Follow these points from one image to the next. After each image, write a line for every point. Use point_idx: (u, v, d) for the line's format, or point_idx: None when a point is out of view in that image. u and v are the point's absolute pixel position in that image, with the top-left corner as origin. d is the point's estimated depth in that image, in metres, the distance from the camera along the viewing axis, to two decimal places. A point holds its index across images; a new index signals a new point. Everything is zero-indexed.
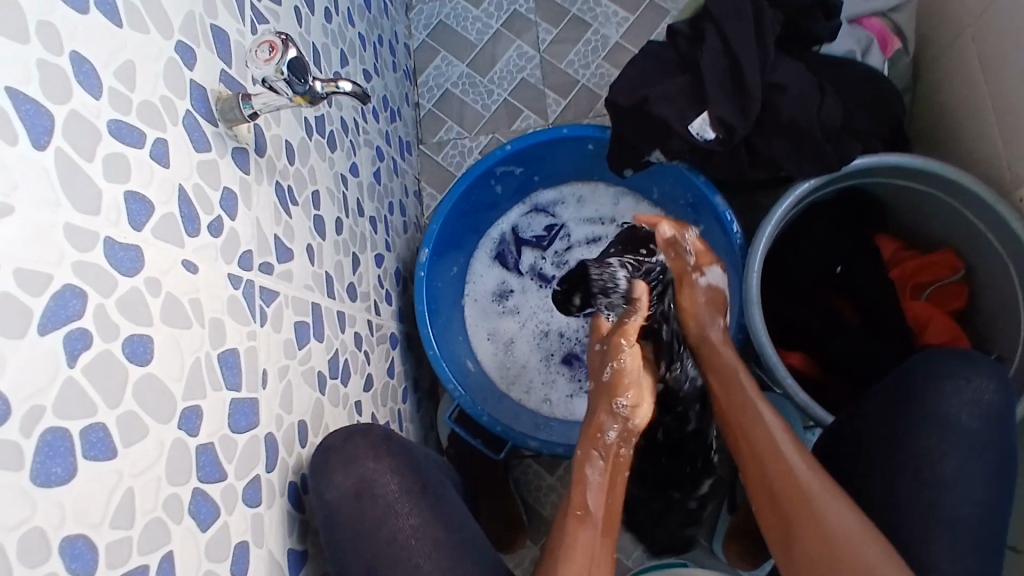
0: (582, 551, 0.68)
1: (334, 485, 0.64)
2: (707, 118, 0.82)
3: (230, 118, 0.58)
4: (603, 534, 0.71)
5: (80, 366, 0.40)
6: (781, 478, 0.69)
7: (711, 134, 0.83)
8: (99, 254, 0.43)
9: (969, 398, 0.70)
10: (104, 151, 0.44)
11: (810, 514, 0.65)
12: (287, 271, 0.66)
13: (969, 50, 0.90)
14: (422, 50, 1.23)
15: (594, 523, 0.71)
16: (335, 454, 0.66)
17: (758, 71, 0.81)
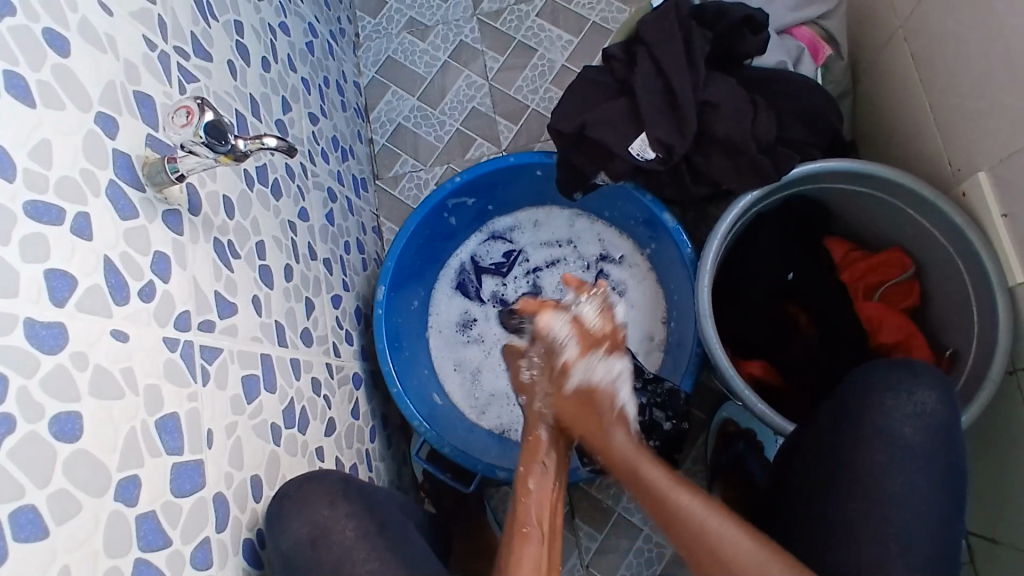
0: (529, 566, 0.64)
1: (289, 534, 0.65)
2: (646, 139, 0.83)
3: (157, 181, 0.58)
4: (548, 550, 0.66)
5: (6, 450, 0.41)
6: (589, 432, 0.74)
7: (651, 154, 0.84)
8: (20, 335, 0.43)
9: (910, 411, 0.73)
10: (19, 233, 0.45)
11: (676, 507, 0.63)
12: (230, 326, 0.66)
13: (902, 50, 0.92)
14: (373, 86, 1.24)
15: (536, 539, 0.66)
16: (290, 503, 0.66)
17: (692, 90, 0.83)
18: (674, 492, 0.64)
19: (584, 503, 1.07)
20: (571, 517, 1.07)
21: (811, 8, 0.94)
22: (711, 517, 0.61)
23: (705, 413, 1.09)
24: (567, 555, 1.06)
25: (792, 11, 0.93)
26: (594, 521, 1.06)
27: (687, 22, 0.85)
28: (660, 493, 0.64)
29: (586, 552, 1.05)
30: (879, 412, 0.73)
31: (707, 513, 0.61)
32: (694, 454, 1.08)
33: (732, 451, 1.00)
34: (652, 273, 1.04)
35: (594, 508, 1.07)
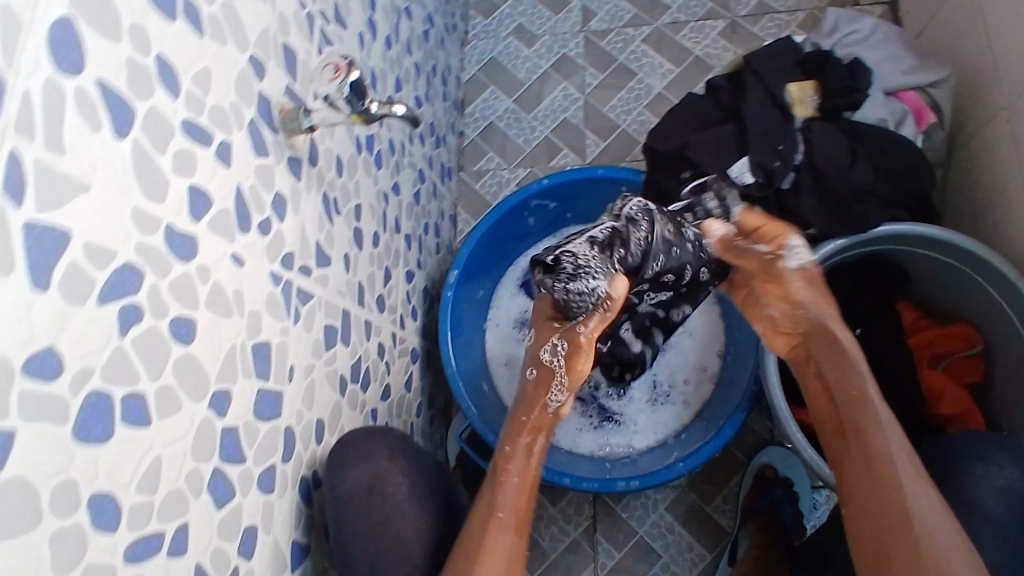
0: (494, 551, 0.69)
1: (347, 478, 0.68)
2: (747, 164, 0.87)
3: (291, 128, 0.62)
4: (515, 535, 0.72)
5: (131, 337, 0.43)
6: (833, 368, 0.75)
7: (750, 179, 0.87)
8: (160, 239, 0.46)
9: (996, 482, 0.77)
10: (175, 146, 0.48)
11: (895, 497, 0.64)
12: (323, 276, 0.70)
13: (1003, 130, 0.92)
14: (473, 83, 1.28)
15: (505, 523, 0.72)
16: (352, 450, 0.70)
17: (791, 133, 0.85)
18: (901, 486, 0.65)
19: (608, 519, 1.07)
20: (592, 530, 1.07)
21: (919, 76, 0.95)
22: (926, 522, 0.62)
23: (743, 454, 1.09)
24: (582, 568, 1.06)
25: (901, 75, 0.95)
26: (614, 540, 1.06)
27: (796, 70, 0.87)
28: (871, 430, 0.69)
29: (602, 568, 1.05)
30: (962, 478, 0.78)
31: (924, 516, 0.63)
32: (727, 493, 1.07)
33: (769, 495, 1.01)
34: (716, 306, 1.06)
35: (616, 526, 1.07)
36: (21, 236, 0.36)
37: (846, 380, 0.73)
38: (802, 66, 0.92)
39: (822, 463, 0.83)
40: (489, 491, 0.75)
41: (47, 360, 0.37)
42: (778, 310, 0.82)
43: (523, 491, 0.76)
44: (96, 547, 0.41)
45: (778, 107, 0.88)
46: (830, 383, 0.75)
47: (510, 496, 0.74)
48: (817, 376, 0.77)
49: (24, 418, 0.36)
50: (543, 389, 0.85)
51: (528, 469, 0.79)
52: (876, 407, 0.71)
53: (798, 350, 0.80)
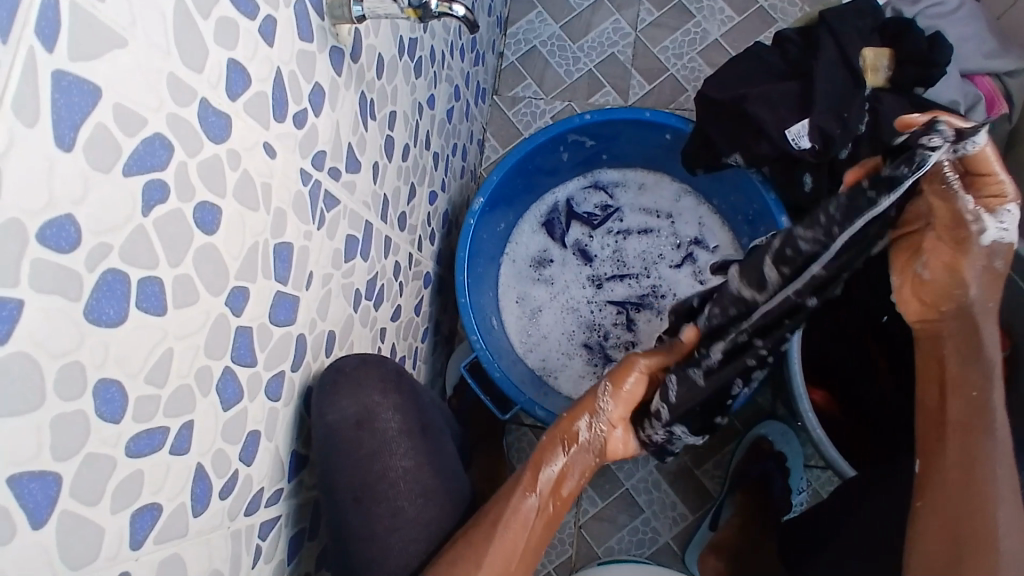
0: (522, 518, 0.70)
1: (337, 408, 0.63)
2: (806, 125, 0.80)
3: (337, 15, 0.57)
4: (542, 519, 0.72)
5: (153, 217, 0.40)
6: (956, 361, 0.66)
7: (806, 143, 0.81)
8: (194, 113, 0.42)
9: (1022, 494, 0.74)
10: (218, 13, 0.43)
11: (987, 509, 0.62)
12: (351, 183, 0.65)
13: None
14: (520, 1, 1.20)
15: (537, 508, 0.71)
16: (342, 380, 0.64)
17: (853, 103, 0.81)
18: (992, 502, 0.63)
19: (596, 468, 1.07)
20: None
21: (998, 61, 0.89)
22: (1006, 542, 0.61)
23: (741, 425, 1.08)
24: (564, 511, 1.06)
25: (982, 57, 0.89)
26: (600, 488, 1.06)
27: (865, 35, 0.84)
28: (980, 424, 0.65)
29: (583, 514, 1.06)
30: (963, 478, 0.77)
31: (1006, 539, 0.61)
32: (719, 460, 1.07)
33: (761, 467, 0.99)
34: None
35: (604, 476, 1.07)
36: (48, 84, 0.32)
37: (970, 379, 0.66)
38: (880, 31, 0.86)
39: (829, 448, 0.82)
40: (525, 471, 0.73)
41: (64, 228, 0.34)
42: (932, 272, 0.63)
43: (555, 490, 0.73)
44: (97, 436, 0.38)
45: (849, 71, 0.82)
46: (948, 376, 0.67)
47: (543, 479, 0.72)
48: (932, 350, 0.68)
49: (38, 289, 0.33)
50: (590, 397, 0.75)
51: (570, 463, 0.74)
52: (993, 424, 0.65)
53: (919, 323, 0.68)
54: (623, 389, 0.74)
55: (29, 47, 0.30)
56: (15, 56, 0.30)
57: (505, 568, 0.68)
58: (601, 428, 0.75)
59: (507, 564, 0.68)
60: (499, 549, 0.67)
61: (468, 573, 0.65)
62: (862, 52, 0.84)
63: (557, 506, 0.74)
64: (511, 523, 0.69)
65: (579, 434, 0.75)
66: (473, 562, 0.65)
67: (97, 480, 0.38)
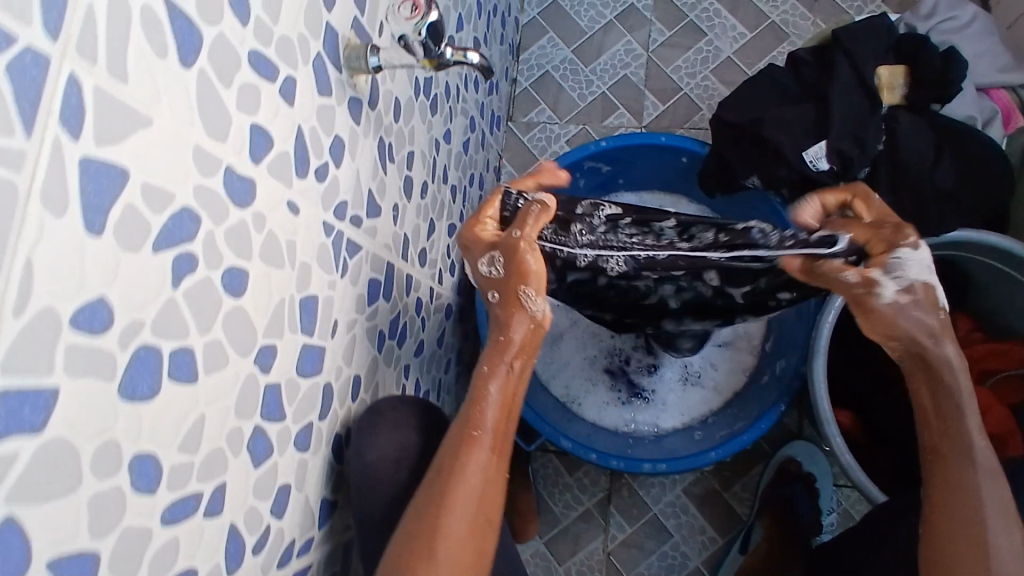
0: (475, 470, 0.62)
1: (376, 446, 0.65)
2: (824, 147, 0.81)
3: (355, 67, 0.58)
4: (494, 456, 0.64)
5: (183, 288, 0.40)
6: (942, 404, 0.63)
7: (824, 165, 0.81)
8: (219, 181, 0.42)
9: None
10: (240, 81, 0.44)
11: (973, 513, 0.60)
12: (372, 227, 0.66)
13: None
14: (531, 27, 1.20)
15: (488, 446, 0.63)
16: (382, 420, 0.67)
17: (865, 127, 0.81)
18: (984, 525, 0.59)
19: (623, 493, 1.06)
20: (606, 503, 1.06)
21: (1013, 74, 0.90)
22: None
23: (769, 446, 1.07)
24: (592, 537, 1.05)
25: (996, 71, 0.90)
26: (628, 514, 1.06)
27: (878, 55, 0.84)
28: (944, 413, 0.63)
29: (612, 540, 1.05)
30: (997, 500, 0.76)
31: (998, 547, 0.59)
32: (746, 481, 1.06)
33: (789, 489, 0.98)
34: None
35: (631, 501, 1.06)
36: (77, 172, 0.32)
37: (944, 410, 0.63)
38: (896, 49, 0.86)
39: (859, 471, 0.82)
40: (467, 411, 0.63)
41: (97, 311, 0.34)
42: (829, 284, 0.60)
43: (505, 412, 0.64)
44: (133, 508, 0.38)
45: (866, 91, 0.82)
46: (926, 413, 0.64)
47: (490, 412, 0.63)
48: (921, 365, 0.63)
49: (74, 372, 0.33)
50: (509, 302, 0.63)
51: (511, 389, 0.65)
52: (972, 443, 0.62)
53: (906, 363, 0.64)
54: (529, 270, 0.61)
55: (53, 138, 0.31)
56: (40, 149, 0.30)
57: (474, 515, 0.61)
58: (532, 318, 0.63)
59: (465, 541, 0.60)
60: (464, 493, 0.61)
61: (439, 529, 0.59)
62: (878, 72, 0.85)
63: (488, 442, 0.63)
64: (466, 472, 0.61)
65: (516, 339, 0.64)
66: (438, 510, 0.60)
67: (135, 549, 0.39)
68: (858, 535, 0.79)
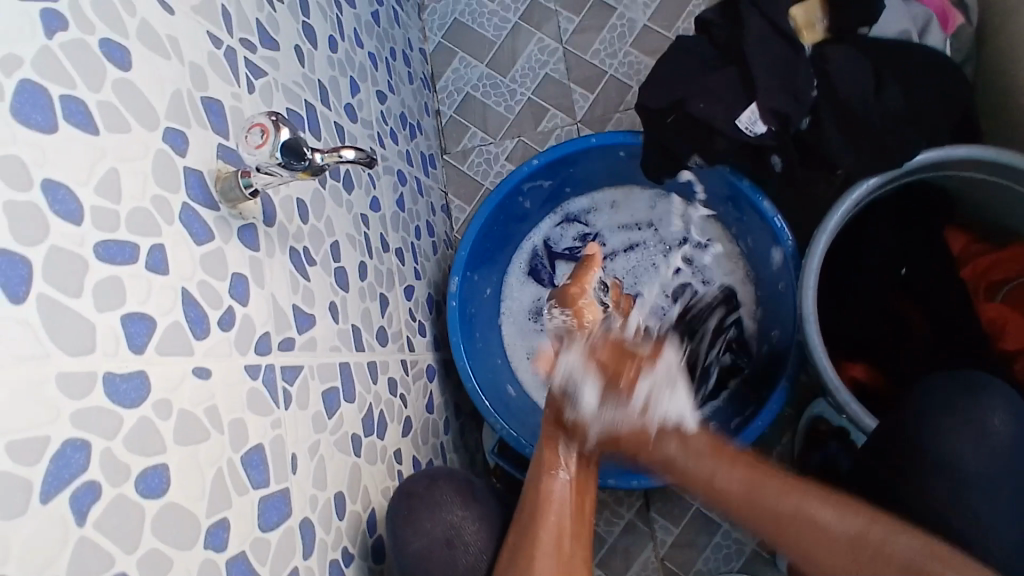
0: (554, 497, 0.73)
1: (420, 535, 0.68)
2: (756, 110, 0.76)
3: (232, 197, 0.54)
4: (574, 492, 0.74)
5: (91, 521, 0.38)
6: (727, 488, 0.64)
7: (762, 127, 0.77)
8: (99, 394, 0.40)
9: None
10: (92, 281, 0.41)
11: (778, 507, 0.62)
12: (309, 340, 0.63)
13: None
14: (439, 53, 1.16)
15: (563, 480, 0.75)
16: (416, 502, 0.69)
17: (793, 73, 0.76)
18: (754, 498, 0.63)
19: (660, 495, 1.04)
20: (646, 509, 1.03)
21: None
22: (899, 543, 0.58)
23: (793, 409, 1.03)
24: (641, 548, 1.02)
25: None
26: (671, 515, 1.03)
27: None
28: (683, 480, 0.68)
29: (662, 545, 1.02)
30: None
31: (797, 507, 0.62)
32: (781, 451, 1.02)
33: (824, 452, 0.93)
34: (742, 261, 0.98)
35: (670, 501, 1.03)
36: None
37: (756, 506, 0.63)
38: None
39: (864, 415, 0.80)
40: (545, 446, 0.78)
41: None
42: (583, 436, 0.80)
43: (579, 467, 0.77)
44: None
45: (783, 37, 0.77)
46: (758, 512, 0.63)
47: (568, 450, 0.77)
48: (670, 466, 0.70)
49: None
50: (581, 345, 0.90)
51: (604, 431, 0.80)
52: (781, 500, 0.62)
53: (730, 494, 0.64)
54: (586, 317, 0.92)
55: None
56: None
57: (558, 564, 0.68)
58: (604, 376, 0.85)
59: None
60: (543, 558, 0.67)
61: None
62: (791, 13, 0.79)
63: (635, 439, 0.73)
64: (547, 509, 0.71)
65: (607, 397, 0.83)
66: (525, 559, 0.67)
67: None
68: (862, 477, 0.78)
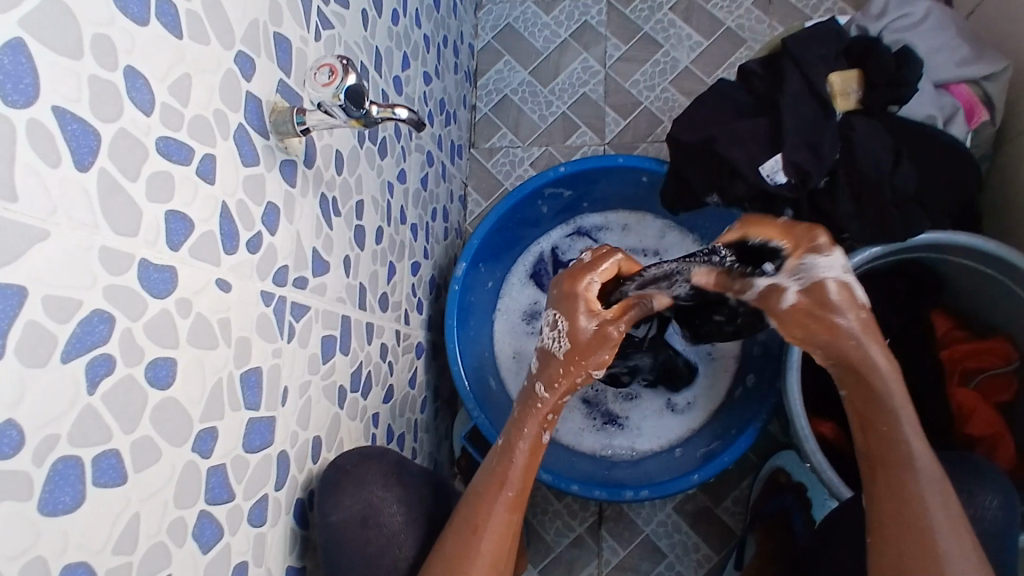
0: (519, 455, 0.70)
1: (341, 508, 0.65)
2: (779, 161, 0.80)
3: (283, 131, 0.57)
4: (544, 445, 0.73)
5: (101, 392, 0.40)
6: (864, 406, 0.63)
7: (781, 179, 0.81)
8: (132, 277, 0.42)
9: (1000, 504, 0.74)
10: (149, 171, 0.43)
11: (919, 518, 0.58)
12: (320, 285, 0.65)
13: None
14: (486, 52, 1.20)
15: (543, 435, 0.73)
16: (345, 478, 0.67)
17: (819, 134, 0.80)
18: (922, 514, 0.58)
19: (614, 516, 1.05)
20: (598, 527, 1.05)
21: (979, 65, 0.87)
22: (943, 547, 0.57)
23: (758, 457, 1.06)
24: (586, 564, 1.04)
25: (954, 66, 0.86)
26: (620, 537, 1.04)
27: (825, 62, 0.83)
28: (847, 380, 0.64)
29: (606, 564, 1.04)
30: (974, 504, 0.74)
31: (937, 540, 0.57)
32: (737, 495, 1.05)
33: (779, 501, 0.96)
34: None
35: (622, 523, 1.05)
36: None
37: (877, 417, 0.62)
38: (845, 54, 0.85)
39: (832, 474, 0.83)
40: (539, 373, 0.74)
41: (6, 435, 0.34)
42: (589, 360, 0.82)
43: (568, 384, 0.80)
44: None
45: (817, 99, 0.81)
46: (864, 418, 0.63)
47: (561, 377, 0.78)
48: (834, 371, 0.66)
49: None
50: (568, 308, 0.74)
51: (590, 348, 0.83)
52: (915, 456, 0.60)
53: (839, 371, 0.64)
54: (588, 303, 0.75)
55: None
56: None
57: (495, 557, 0.65)
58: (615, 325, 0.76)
59: (505, 540, 0.66)
60: (504, 508, 0.67)
61: (484, 521, 0.66)
62: (830, 79, 0.84)
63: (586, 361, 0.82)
64: (512, 476, 0.69)
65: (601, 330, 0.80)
66: (491, 500, 0.67)
67: None
68: (820, 533, 0.81)
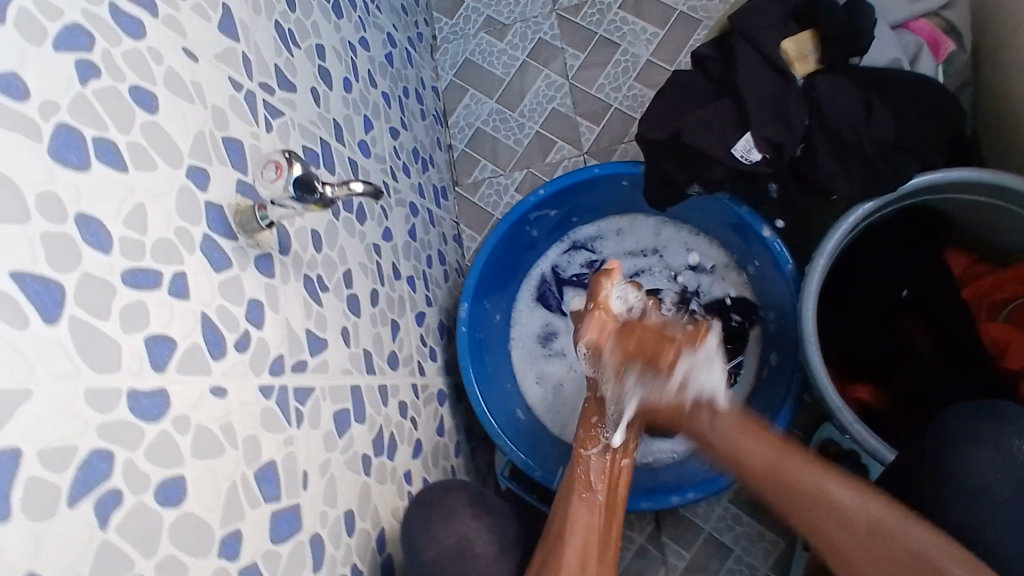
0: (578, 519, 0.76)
1: (434, 543, 0.71)
2: (750, 140, 0.80)
3: (249, 229, 0.58)
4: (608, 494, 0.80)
5: (114, 526, 0.41)
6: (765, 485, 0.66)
7: (756, 156, 0.80)
8: (123, 409, 0.43)
9: None
10: (120, 305, 0.45)
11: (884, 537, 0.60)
12: (322, 363, 0.67)
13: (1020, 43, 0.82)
14: (451, 90, 1.22)
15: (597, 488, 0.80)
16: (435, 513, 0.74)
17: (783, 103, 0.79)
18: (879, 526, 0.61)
19: (672, 519, 1.04)
20: (657, 534, 1.04)
21: None
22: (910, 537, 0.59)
23: (804, 432, 1.04)
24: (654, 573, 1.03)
25: (908, 2, 0.84)
26: (682, 540, 1.03)
27: (774, 30, 0.82)
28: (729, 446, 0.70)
29: (674, 570, 1.02)
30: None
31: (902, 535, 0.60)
32: None
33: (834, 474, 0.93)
34: (747, 287, 1.02)
35: (682, 525, 1.04)
36: None
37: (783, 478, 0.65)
38: (794, 17, 0.84)
39: (873, 439, 0.81)
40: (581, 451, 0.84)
41: None
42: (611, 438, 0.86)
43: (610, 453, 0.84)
44: None
45: (774, 69, 0.80)
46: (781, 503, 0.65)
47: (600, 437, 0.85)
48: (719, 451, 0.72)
49: None
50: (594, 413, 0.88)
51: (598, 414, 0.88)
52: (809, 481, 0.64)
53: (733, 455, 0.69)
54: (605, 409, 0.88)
55: None
56: None
57: None
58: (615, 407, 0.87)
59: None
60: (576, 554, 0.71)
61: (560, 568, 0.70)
62: (783, 46, 0.82)
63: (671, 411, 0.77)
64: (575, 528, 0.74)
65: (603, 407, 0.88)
66: (560, 549, 0.72)
67: None
68: None
